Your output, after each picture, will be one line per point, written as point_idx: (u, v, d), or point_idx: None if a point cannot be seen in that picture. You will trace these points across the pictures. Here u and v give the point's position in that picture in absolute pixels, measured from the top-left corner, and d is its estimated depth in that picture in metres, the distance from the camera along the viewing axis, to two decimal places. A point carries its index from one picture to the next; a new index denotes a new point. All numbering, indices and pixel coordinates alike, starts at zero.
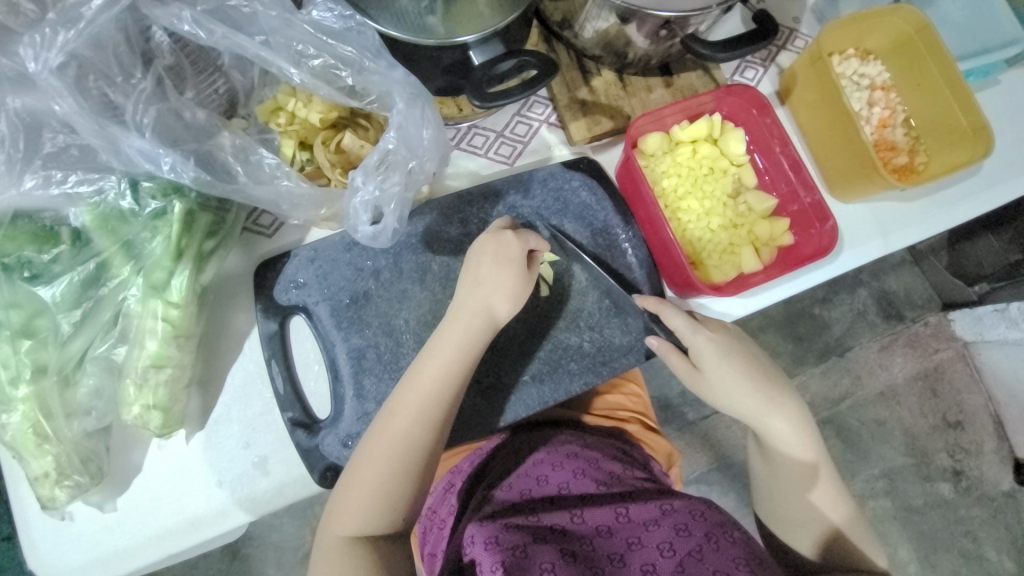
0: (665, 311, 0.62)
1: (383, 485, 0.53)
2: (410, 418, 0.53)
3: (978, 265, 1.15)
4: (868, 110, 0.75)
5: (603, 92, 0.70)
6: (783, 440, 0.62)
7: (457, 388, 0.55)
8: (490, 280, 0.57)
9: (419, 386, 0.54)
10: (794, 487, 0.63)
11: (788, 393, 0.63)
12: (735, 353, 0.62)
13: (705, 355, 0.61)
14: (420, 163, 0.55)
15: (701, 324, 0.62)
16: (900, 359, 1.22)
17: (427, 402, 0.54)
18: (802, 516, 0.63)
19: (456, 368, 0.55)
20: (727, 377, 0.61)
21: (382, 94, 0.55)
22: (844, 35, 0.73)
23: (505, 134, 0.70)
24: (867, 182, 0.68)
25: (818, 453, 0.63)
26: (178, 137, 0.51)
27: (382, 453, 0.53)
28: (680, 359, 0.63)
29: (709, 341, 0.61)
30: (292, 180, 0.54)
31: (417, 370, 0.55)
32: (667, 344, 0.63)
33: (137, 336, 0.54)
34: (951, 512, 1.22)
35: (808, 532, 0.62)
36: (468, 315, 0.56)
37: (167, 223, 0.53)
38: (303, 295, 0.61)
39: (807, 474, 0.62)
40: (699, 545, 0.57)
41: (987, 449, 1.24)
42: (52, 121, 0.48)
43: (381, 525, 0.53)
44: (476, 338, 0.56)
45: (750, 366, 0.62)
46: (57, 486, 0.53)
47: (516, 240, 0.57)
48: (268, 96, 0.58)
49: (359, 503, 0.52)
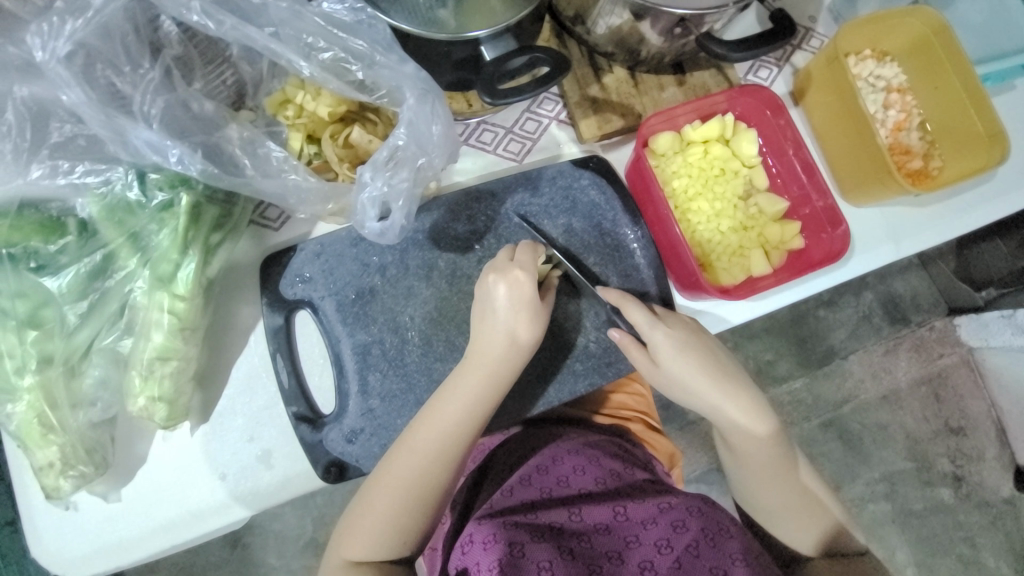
0: (626, 306, 0.61)
1: (393, 518, 0.54)
2: (427, 457, 0.54)
3: (986, 269, 1.15)
4: (884, 113, 0.74)
5: (614, 89, 0.70)
6: (740, 431, 0.60)
7: (479, 424, 0.56)
8: (504, 302, 0.56)
9: (440, 422, 0.55)
10: (763, 480, 0.61)
11: (741, 383, 0.61)
12: (687, 351, 0.60)
13: (660, 352, 0.60)
14: (429, 160, 0.54)
15: (659, 320, 0.61)
16: (904, 363, 1.22)
17: (450, 435, 0.55)
18: (778, 505, 0.62)
19: (476, 411, 0.56)
20: (681, 374, 0.60)
21: (393, 89, 0.53)
22: (861, 35, 0.72)
23: (515, 130, 0.70)
24: (880, 186, 0.67)
25: (783, 445, 0.61)
26: (185, 129, 0.51)
27: (403, 482, 0.54)
28: (640, 354, 0.61)
29: (667, 335, 0.60)
30: (299, 174, 0.54)
31: (438, 405, 0.56)
32: (629, 337, 0.61)
33: (143, 328, 0.54)
34: (950, 517, 1.22)
35: (786, 522, 0.62)
36: (490, 352, 0.56)
37: (173, 215, 0.52)
38: (309, 289, 0.61)
39: (775, 466, 0.61)
40: (696, 541, 0.57)
41: (989, 455, 1.24)
42: (59, 110, 0.48)
43: (393, 548, 0.54)
44: (497, 377, 0.56)
45: (703, 363, 0.60)
46: (62, 476, 0.53)
47: (526, 274, 0.57)
48: (276, 88, 0.57)
49: (373, 528, 0.54)
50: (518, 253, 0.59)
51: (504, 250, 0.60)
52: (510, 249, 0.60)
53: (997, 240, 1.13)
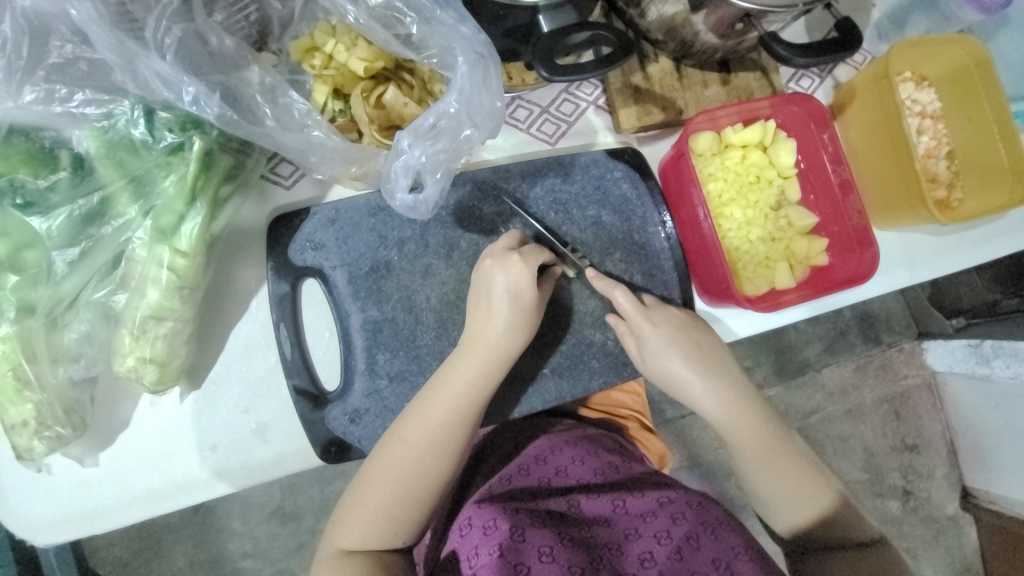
0: (614, 293, 0.60)
1: (387, 506, 0.52)
2: (420, 446, 0.52)
3: (957, 297, 1.20)
4: (916, 138, 0.73)
5: (658, 80, 0.66)
6: (726, 419, 0.60)
7: (473, 414, 0.54)
8: (501, 289, 0.54)
9: (433, 410, 0.53)
10: (758, 469, 0.61)
11: (723, 369, 0.61)
12: (675, 340, 0.60)
13: (651, 343, 0.59)
14: (472, 133, 0.50)
15: (649, 310, 0.60)
16: (872, 381, 1.26)
17: (443, 424, 0.53)
18: (781, 494, 0.61)
19: (471, 400, 0.53)
20: (671, 366, 0.60)
21: (443, 49, 0.49)
22: (905, 56, 0.71)
23: (550, 111, 0.66)
24: (909, 212, 0.67)
25: (772, 431, 0.61)
26: (201, 67, 0.46)
27: (395, 470, 0.52)
28: (633, 343, 0.61)
29: (653, 326, 0.60)
30: (323, 131, 0.50)
31: (432, 392, 0.53)
32: (624, 326, 0.61)
33: (137, 284, 0.49)
34: (896, 529, 1.29)
35: (794, 512, 0.60)
36: (486, 340, 0.54)
37: (182, 161, 0.47)
38: (320, 257, 0.57)
39: (768, 455, 0.60)
40: (695, 533, 0.56)
41: (938, 474, 1.31)
42: (61, 27, 0.42)
43: (389, 536, 0.53)
44: (493, 366, 0.54)
45: (688, 351, 0.60)
46: (36, 437, 0.48)
47: (523, 262, 0.54)
48: (304, 32, 0.52)
49: (368, 514, 0.52)
50: (523, 245, 0.58)
51: (507, 236, 0.58)
52: (512, 237, 0.57)
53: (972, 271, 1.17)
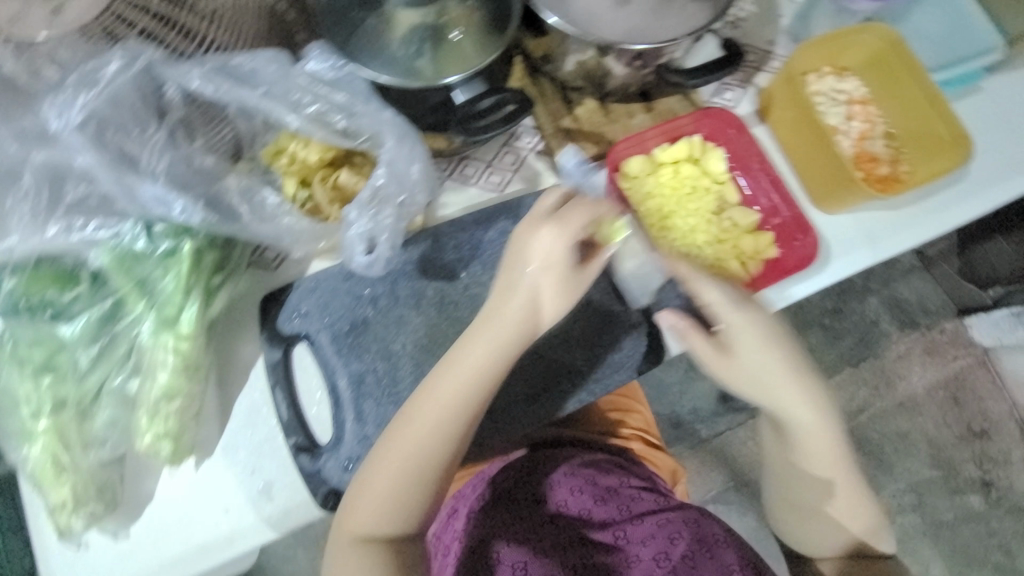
0: (695, 283, 0.61)
1: (396, 487, 0.54)
2: (435, 426, 0.54)
3: (992, 267, 1.12)
4: (847, 123, 0.77)
5: (586, 118, 0.74)
6: (802, 428, 0.63)
7: (487, 395, 0.55)
8: (530, 264, 0.54)
9: (451, 387, 0.54)
10: (810, 479, 0.65)
11: (819, 384, 0.63)
12: (769, 346, 0.61)
13: (738, 339, 0.61)
14: (411, 196, 0.60)
15: (732, 302, 0.61)
16: (919, 368, 1.22)
17: (460, 402, 0.54)
18: (820, 507, 0.66)
19: (487, 381, 0.55)
20: (760, 366, 0.61)
21: (374, 134, 0.59)
22: (816, 55, 0.77)
23: (495, 163, 0.74)
24: (851, 191, 0.70)
25: (841, 449, 0.64)
26: (188, 182, 0.56)
27: (411, 449, 0.54)
28: (702, 342, 0.62)
29: (762, 326, 0.61)
30: (292, 217, 0.61)
31: (448, 370, 0.55)
32: (683, 323, 0.62)
33: (149, 369, 0.57)
34: (983, 526, 1.18)
35: (819, 533, 0.67)
36: (503, 320, 0.55)
37: (177, 261, 0.57)
38: (305, 323, 0.65)
39: (825, 470, 0.64)
40: (693, 552, 0.60)
41: (1017, 459, 1.20)
42: (73, 172, 0.53)
43: (399, 517, 0.55)
44: (513, 345, 0.55)
45: (790, 361, 0.62)
46: (74, 514, 0.56)
47: (556, 238, 0.54)
48: (270, 139, 0.62)
49: (379, 495, 0.54)
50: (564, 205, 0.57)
51: (552, 192, 0.57)
52: (557, 194, 0.57)
53: (998, 237, 1.08)
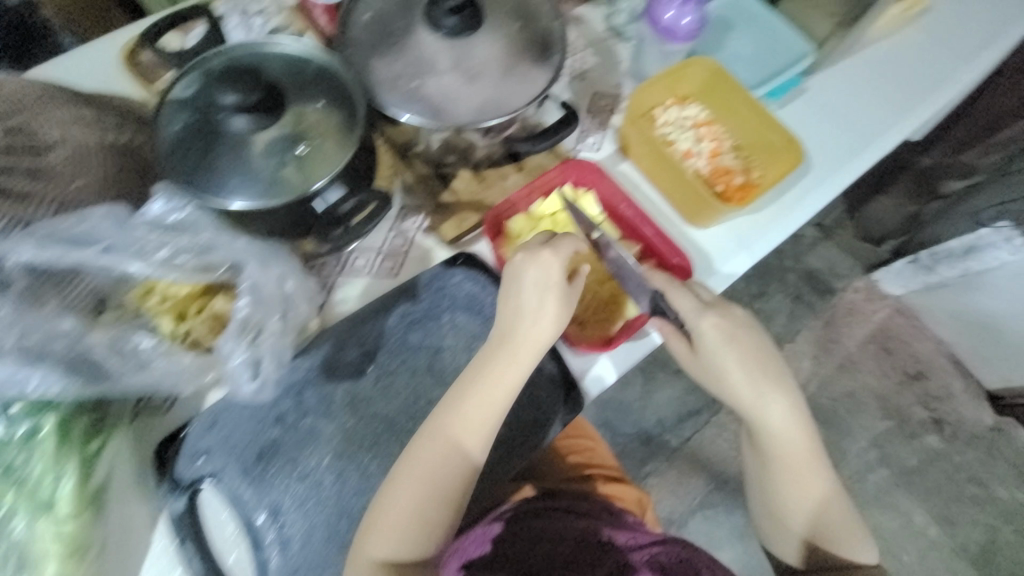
0: (670, 291, 0.65)
1: (417, 509, 0.57)
2: (447, 447, 0.57)
3: (881, 223, 1.32)
4: (697, 145, 0.83)
5: (464, 190, 0.76)
6: (779, 426, 0.66)
7: (500, 414, 0.59)
8: (531, 284, 0.59)
9: (463, 409, 0.58)
10: (788, 481, 0.69)
11: (790, 380, 0.66)
12: (736, 342, 0.64)
13: (710, 343, 0.64)
14: (293, 307, 0.64)
15: (705, 308, 0.65)
16: (848, 329, 1.34)
17: (474, 423, 0.58)
18: (792, 509, 0.70)
19: (497, 403, 0.58)
20: (721, 369, 0.65)
21: (234, 264, 0.59)
22: (656, 91, 0.84)
23: (384, 249, 0.75)
24: (710, 208, 0.77)
25: (810, 446, 0.67)
26: (42, 350, 0.51)
27: (427, 472, 0.57)
28: (682, 346, 0.67)
29: (714, 326, 0.64)
30: (168, 359, 0.59)
31: (461, 394, 0.59)
32: (669, 327, 0.68)
33: (30, 565, 0.52)
34: (948, 463, 1.27)
35: (789, 536, 0.72)
36: (534, 338, 0.59)
37: (38, 442, 0.52)
38: (208, 463, 0.61)
39: (795, 471, 0.68)
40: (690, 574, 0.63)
41: (957, 390, 1.32)
42: None
43: (418, 539, 0.57)
44: (523, 359, 0.59)
45: (761, 358, 0.65)
46: None
47: (555, 257, 0.60)
48: (132, 281, 0.58)
49: (396, 521, 0.57)
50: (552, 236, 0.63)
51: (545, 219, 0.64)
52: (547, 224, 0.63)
53: (880, 197, 1.30)
